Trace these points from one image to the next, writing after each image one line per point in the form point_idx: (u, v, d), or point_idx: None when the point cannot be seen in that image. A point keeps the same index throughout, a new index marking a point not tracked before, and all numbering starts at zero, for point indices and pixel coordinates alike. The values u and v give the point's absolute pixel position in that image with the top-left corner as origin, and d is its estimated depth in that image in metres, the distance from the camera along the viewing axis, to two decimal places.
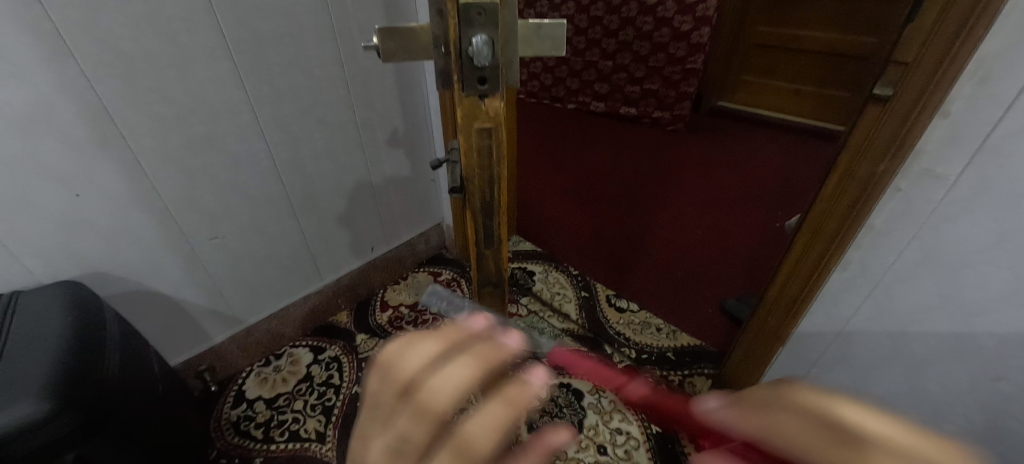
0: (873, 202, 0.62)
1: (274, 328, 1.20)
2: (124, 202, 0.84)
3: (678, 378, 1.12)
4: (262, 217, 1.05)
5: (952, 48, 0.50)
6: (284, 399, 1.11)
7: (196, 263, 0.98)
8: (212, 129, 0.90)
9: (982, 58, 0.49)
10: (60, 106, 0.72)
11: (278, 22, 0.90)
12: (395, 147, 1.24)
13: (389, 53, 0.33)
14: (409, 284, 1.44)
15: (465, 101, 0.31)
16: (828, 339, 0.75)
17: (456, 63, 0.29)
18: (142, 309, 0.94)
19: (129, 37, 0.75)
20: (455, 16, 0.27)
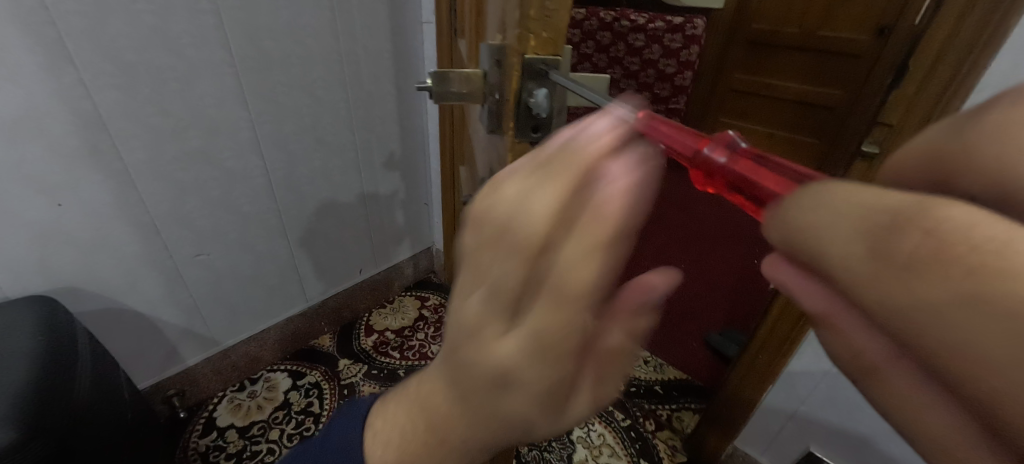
0: None
1: (252, 351, 1.14)
2: (108, 214, 0.80)
3: (666, 413, 1.13)
4: (251, 235, 1.02)
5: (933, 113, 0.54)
6: (259, 428, 1.06)
7: (177, 280, 0.94)
8: (209, 143, 0.87)
9: None
10: (52, 113, 0.70)
11: (288, 43, 0.90)
12: (391, 170, 1.24)
13: (441, 96, 0.34)
14: (396, 309, 1.41)
15: (518, 147, 0.31)
16: (815, 378, 0.74)
17: (512, 112, 0.30)
18: (114, 327, 0.89)
19: (132, 48, 0.73)
20: (520, 70, 0.29)
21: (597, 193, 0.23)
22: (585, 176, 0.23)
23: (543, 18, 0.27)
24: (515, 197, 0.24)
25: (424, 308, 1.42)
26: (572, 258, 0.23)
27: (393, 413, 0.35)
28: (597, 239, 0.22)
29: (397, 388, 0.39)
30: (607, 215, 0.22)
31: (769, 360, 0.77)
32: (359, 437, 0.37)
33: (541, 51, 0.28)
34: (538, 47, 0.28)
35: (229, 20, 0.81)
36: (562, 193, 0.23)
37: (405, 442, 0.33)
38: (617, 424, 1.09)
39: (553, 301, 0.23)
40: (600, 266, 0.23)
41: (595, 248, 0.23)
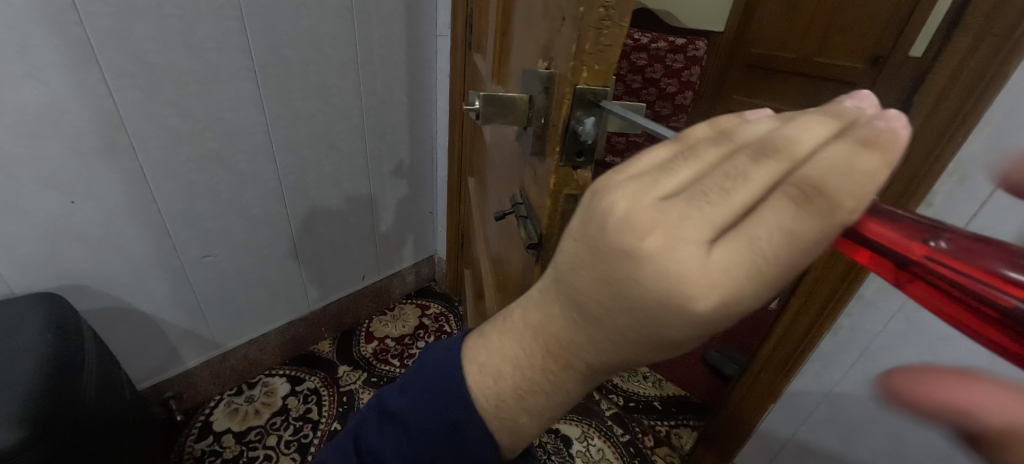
0: (859, 281, 0.62)
1: (252, 355, 1.13)
2: (120, 213, 0.80)
3: (665, 429, 1.14)
4: (258, 238, 1.02)
5: None
6: (256, 433, 1.04)
7: (183, 281, 0.94)
8: (224, 146, 0.88)
9: None
10: (73, 111, 0.70)
11: (308, 50, 0.91)
12: (399, 178, 1.25)
13: (488, 117, 0.37)
14: (396, 316, 1.41)
15: (561, 170, 0.33)
16: (815, 398, 0.74)
17: (560, 137, 0.32)
18: (117, 326, 0.88)
19: (156, 50, 0.74)
20: (571, 99, 0.30)
21: (736, 189, 0.21)
22: (733, 172, 0.22)
23: (597, 52, 0.29)
24: (637, 189, 0.23)
25: (424, 317, 1.42)
26: (704, 259, 0.21)
27: (499, 344, 0.34)
28: (746, 239, 0.21)
29: (496, 317, 0.37)
30: (736, 207, 0.21)
31: (770, 381, 0.77)
32: (462, 374, 0.35)
33: (592, 82, 0.30)
34: (590, 79, 0.30)
35: (252, 26, 0.82)
36: (694, 187, 0.22)
37: (516, 375, 0.32)
38: (616, 439, 1.10)
39: (666, 298, 0.22)
40: (743, 266, 0.21)
41: (741, 249, 0.21)
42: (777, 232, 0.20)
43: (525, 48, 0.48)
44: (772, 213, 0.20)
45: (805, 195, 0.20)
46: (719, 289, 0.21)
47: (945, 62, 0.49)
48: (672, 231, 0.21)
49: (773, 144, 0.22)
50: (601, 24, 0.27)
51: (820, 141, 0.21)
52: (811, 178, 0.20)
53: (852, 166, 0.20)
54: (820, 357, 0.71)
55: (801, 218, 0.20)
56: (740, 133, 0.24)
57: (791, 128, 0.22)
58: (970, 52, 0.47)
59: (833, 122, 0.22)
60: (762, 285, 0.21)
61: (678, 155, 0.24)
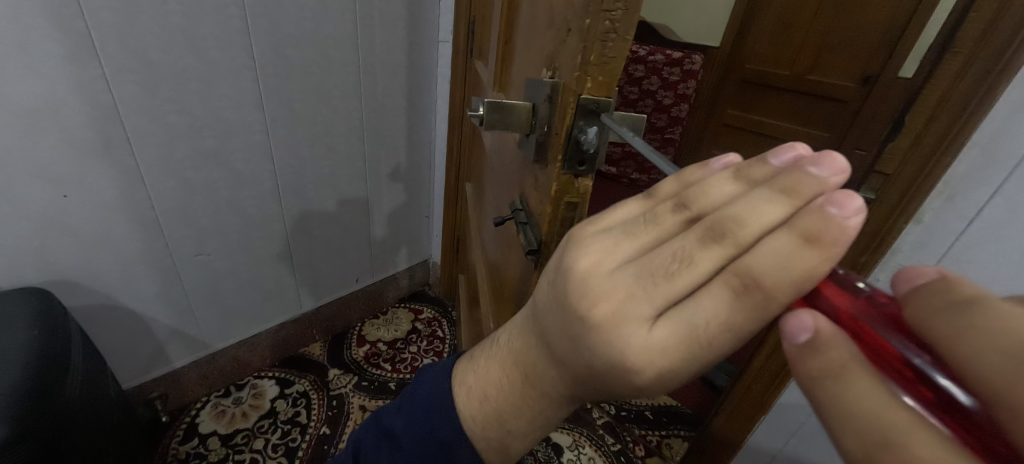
0: None
1: (241, 356, 1.12)
2: (112, 209, 0.79)
3: (656, 439, 1.14)
4: (252, 238, 1.01)
5: (921, 174, 0.53)
6: (243, 436, 1.03)
7: (174, 279, 0.92)
8: (222, 144, 0.88)
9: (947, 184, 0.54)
10: (71, 105, 0.69)
11: (310, 51, 0.92)
12: (396, 182, 1.25)
13: (491, 123, 0.37)
14: (389, 320, 1.40)
15: (563, 177, 0.33)
16: (806, 411, 0.74)
17: (562, 145, 0.32)
18: (105, 324, 0.86)
19: (158, 46, 0.74)
20: (574, 108, 0.31)
21: (680, 273, 0.22)
22: (680, 254, 0.23)
23: (602, 64, 0.29)
24: (604, 250, 0.25)
25: (417, 321, 1.41)
26: (646, 337, 0.23)
27: (485, 368, 0.36)
28: (686, 321, 0.22)
29: (484, 342, 0.39)
30: (679, 290, 0.23)
31: (762, 391, 0.77)
32: (452, 397, 0.37)
33: (596, 92, 0.30)
34: (593, 89, 0.30)
35: (255, 26, 0.82)
36: (646, 258, 0.24)
37: (498, 400, 0.34)
38: (607, 448, 1.10)
39: (614, 362, 0.24)
40: (679, 347, 0.23)
41: (678, 330, 0.22)
42: (715, 321, 0.22)
43: (528, 57, 0.48)
44: (711, 301, 0.22)
45: (745, 287, 0.21)
46: (658, 364, 0.23)
47: (936, 82, 0.50)
48: (620, 311, 0.23)
49: (721, 227, 0.23)
50: (606, 37, 0.28)
51: (763, 229, 0.22)
52: (753, 271, 0.21)
53: (788, 263, 0.20)
54: None
55: (739, 310, 0.22)
56: (702, 200, 0.25)
57: (739, 212, 0.22)
58: (961, 74, 0.48)
59: (778, 203, 0.22)
60: (699, 359, 0.23)
61: (642, 217, 0.26)
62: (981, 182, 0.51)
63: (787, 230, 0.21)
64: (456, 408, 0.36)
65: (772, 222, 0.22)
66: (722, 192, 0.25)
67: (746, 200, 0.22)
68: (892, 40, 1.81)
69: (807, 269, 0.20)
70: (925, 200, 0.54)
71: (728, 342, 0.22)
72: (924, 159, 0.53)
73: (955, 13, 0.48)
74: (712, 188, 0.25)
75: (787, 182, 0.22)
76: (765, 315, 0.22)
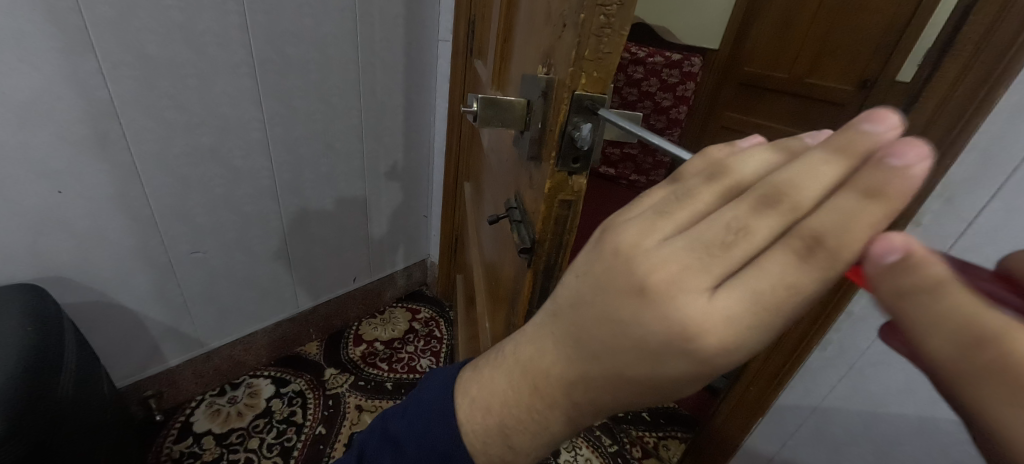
0: (851, 293, 0.61)
1: (237, 355, 1.12)
2: (107, 205, 0.79)
3: (653, 440, 1.14)
4: (249, 236, 1.01)
5: (924, 170, 0.52)
6: (238, 435, 1.02)
7: (169, 276, 0.92)
8: (219, 141, 0.87)
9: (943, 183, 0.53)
10: (66, 99, 0.69)
11: (308, 49, 0.91)
12: (395, 180, 1.24)
13: (485, 119, 0.37)
14: (386, 320, 1.40)
15: (557, 175, 0.33)
16: (802, 413, 0.74)
17: (556, 142, 0.32)
18: (99, 322, 0.86)
19: (155, 42, 0.74)
20: (569, 104, 0.31)
21: (739, 242, 0.22)
22: (734, 224, 0.23)
23: (596, 59, 0.29)
24: (644, 228, 0.25)
25: (415, 321, 1.41)
26: (710, 305, 0.22)
27: (489, 380, 0.34)
28: (754, 288, 0.22)
29: (490, 351, 0.37)
30: (738, 259, 0.22)
31: (758, 394, 0.77)
32: (453, 410, 0.37)
33: (590, 89, 0.30)
34: (588, 85, 0.30)
35: (254, 23, 0.82)
36: (699, 229, 0.23)
37: (503, 413, 0.33)
38: (604, 449, 1.09)
39: (671, 340, 0.23)
40: (749, 314, 0.22)
41: (746, 295, 0.22)
42: (781, 284, 0.22)
43: (526, 54, 0.48)
44: (779, 263, 0.22)
45: (812, 250, 0.21)
46: (723, 333, 0.22)
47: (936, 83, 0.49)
48: (679, 281, 0.22)
49: (778, 193, 0.23)
50: (601, 32, 0.28)
51: (822, 190, 0.22)
52: (820, 233, 0.21)
53: (852, 221, 0.21)
54: (807, 372, 0.71)
55: (807, 272, 0.21)
56: (737, 173, 0.25)
57: (791, 179, 0.23)
58: (959, 76, 0.48)
59: (835, 164, 0.22)
60: (765, 325, 0.22)
61: (675, 195, 0.26)
62: (980, 185, 0.51)
63: (850, 188, 0.21)
64: (458, 417, 0.36)
65: (829, 187, 0.22)
66: (758, 164, 0.25)
67: (802, 163, 0.23)
68: (890, 45, 1.82)
69: (873, 224, 0.21)
70: (924, 204, 0.54)
71: (788, 309, 0.22)
72: (922, 160, 0.52)
73: (955, 11, 0.48)
74: (748, 160, 0.25)
75: (842, 140, 0.22)
76: (827, 279, 0.22)
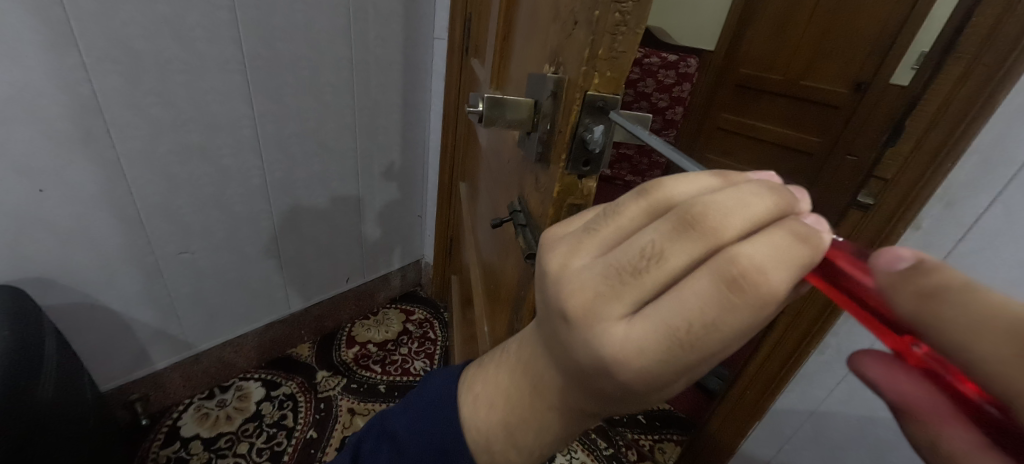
0: None
1: (227, 357, 1.09)
2: (92, 204, 0.76)
3: (648, 443, 1.13)
4: (239, 236, 0.98)
5: (926, 174, 0.52)
6: (227, 440, 0.99)
7: (156, 278, 0.89)
8: (208, 139, 0.85)
9: (950, 185, 0.51)
10: (47, 94, 0.66)
11: (300, 45, 0.89)
12: (389, 180, 1.22)
13: (492, 120, 0.36)
14: (379, 321, 1.38)
15: (566, 178, 0.32)
16: (800, 417, 0.73)
17: (567, 144, 0.31)
18: (83, 324, 0.83)
19: (141, 36, 0.71)
20: (581, 104, 0.29)
21: (652, 269, 0.21)
22: (649, 250, 0.22)
23: (611, 58, 0.28)
24: (574, 248, 0.25)
25: (409, 322, 1.39)
26: (621, 336, 0.22)
27: (494, 377, 0.34)
28: (664, 317, 0.21)
29: (494, 351, 0.37)
30: (651, 287, 0.21)
31: (755, 398, 0.76)
32: (456, 405, 0.36)
33: (603, 88, 0.29)
34: (601, 85, 0.29)
35: (244, 17, 0.80)
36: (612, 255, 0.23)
37: (503, 411, 0.32)
38: (599, 452, 1.09)
39: (592, 363, 0.23)
40: (659, 347, 0.21)
41: (652, 327, 0.21)
42: (694, 319, 0.20)
43: (528, 54, 0.47)
44: (691, 294, 0.20)
45: (732, 278, 0.19)
46: (639, 363, 0.21)
47: (938, 87, 0.49)
48: (591, 310, 0.22)
49: (693, 219, 0.21)
50: (616, 30, 0.27)
51: (746, 219, 0.20)
52: (738, 263, 0.19)
53: (782, 255, 0.19)
54: (804, 376, 0.70)
55: (725, 306, 0.20)
56: (673, 191, 0.24)
57: (712, 199, 0.21)
58: (962, 79, 0.47)
59: (757, 195, 0.21)
60: (687, 361, 0.21)
61: (613, 212, 0.25)
62: (983, 187, 0.49)
63: (777, 228, 0.20)
64: (460, 407, 0.36)
65: (756, 213, 0.21)
66: (698, 184, 0.24)
67: (721, 189, 0.21)
68: (885, 47, 1.84)
69: (799, 256, 0.20)
70: (923, 208, 0.53)
71: (718, 348, 0.21)
72: (924, 166, 0.51)
73: (957, 16, 0.47)
74: (689, 182, 0.24)
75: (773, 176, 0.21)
76: (754, 314, 0.20)
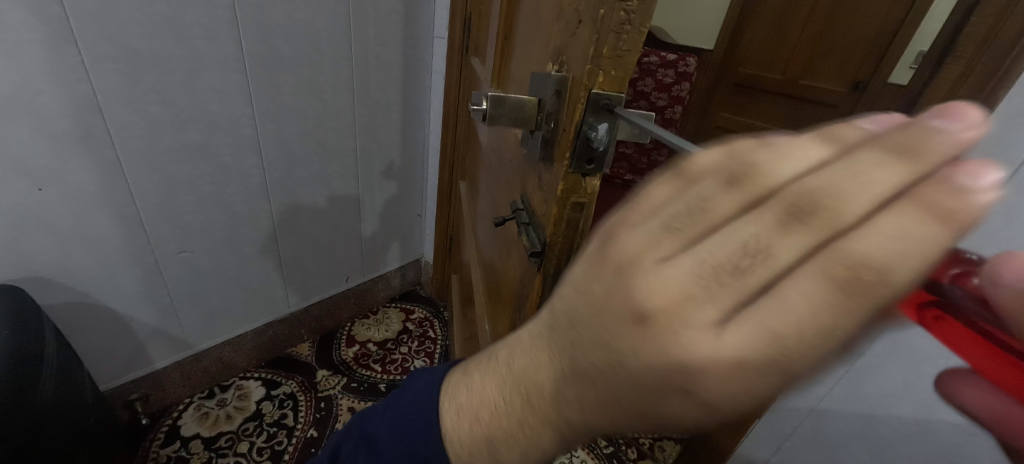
0: None
1: (226, 357, 1.09)
2: (91, 203, 0.76)
3: (649, 441, 1.13)
4: (239, 235, 0.98)
5: None
6: (227, 439, 0.99)
7: (156, 277, 0.89)
8: (208, 138, 0.85)
9: None
10: (46, 93, 0.66)
11: (300, 44, 0.89)
12: (389, 179, 1.22)
13: (495, 118, 0.36)
14: (379, 320, 1.38)
15: (570, 177, 0.32)
16: (799, 415, 0.74)
17: (571, 142, 0.31)
18: (83, 324, 0.83)
19: (140, 35, 0.71)
20: (585, 103, 0.29)
21: (755, 267, 0.19)
22: (755, 244, 0.19)
23: (616, 57, 0.28)
24: (648, 241, 0.21)
25: (409, 321, 1.39)
26: (711, 349, 0.19)
27: (480, 387, 0.32)
28: (773, 323, 0.18)
29: (481, 354, 0.35)
30: (753, 285, 0.19)
31: None
32: (437, 411, 0.35)
33: (608, 87, 0.29)
34: (606, 83, 0.29)
35: (243, 16, 0.80)
36: (707, 247, 0.19)
37: (490, 425, 0.30)
38: (600, 451, 1.09)
39: (673, 376, 0.20)
40: (760, 356, 0.18)
41: (756, 335, 0.18)
42: (811, 325, 0.18)
43: (530, 54, 0.47)
44: (810, 295, 0.18)
45: (856, 279, 0.17)
46: (733, 375, 0.19)
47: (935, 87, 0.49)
48: (675, 320, 0.19)
49: (814, 205, 0.18)
50: (621, 28, 0.27)
51: (869, 204, 0.18)
52: (870, 258, 0.17)
53: (909, 247, 0.17)
54: None
55: (845, 307, 0.18)
56: (774, 173, 0.20)
57: (837, 181, 0.18)
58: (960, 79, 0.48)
59: (890, 169, 0.18)
60: (787, 370, 0.19)
61: (692, 198, 0.21)
62: None
63: (911, 201, 0.17)
64: (442, 426, 0.34)
65: (880, 197, 0.18)
66: (801, 160, 0.20)
67: (844, 166, 0.18)
68: (881, 47, 1.85)
69: (934, 245, 0.17)
70: None
71: (819, 354, 0.19)
72: None
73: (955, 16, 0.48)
74: (788, 158, 0.20)
75: (905, 140, 0.18)
76: (869, 314, 0.18)
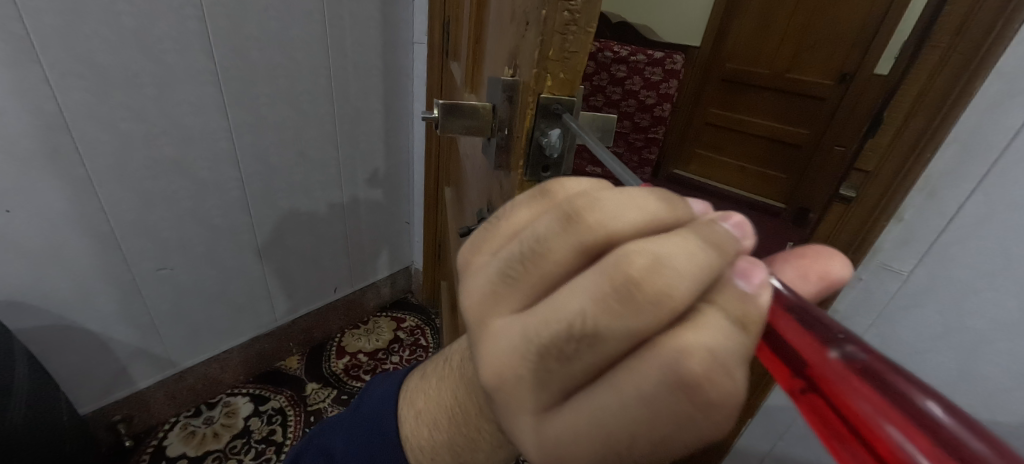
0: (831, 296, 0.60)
1: (212, 373, 1.07)
2: (63, 223, 0.74)
3: None
4: (220, 250, 0.96)
5: (906, 164, 0.50)
6: (214, 458, 0.98)
7: (134, 295, 0.88)
8: (182, 153, 0.83)
9: (930, 175, 0.49)
10: (9, 112, 0.65)
11: (275, 54, 0.88)
12: (373, 187, 1.21)
13: (448, 127, 0.35)
14: (370, 330, 1.36)
15: (527, 186, 0.31)
16: (792, 414, 0.73)
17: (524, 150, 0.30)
18: (60, 346, 0.81)
19: (105, 50, 0.69)
20: (535, 109, 0.28)
21: (578, 354, 0.18)
22: (579, 331, 0.18)
23: (563, 59, 0.27)
24: (491, 300, 0.21)
25: (400, 330, 1.37)
26: (546, 429, 0.21)
27: (435, 391, 0.33)
28: (599, 415, 0.19)
29: (437, 359, 0.37)
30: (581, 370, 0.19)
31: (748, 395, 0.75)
32: (396, 418, 0.36)
33: (557, 91, 0.28)
34: (554, 87, 0.28)
35: (213, 27, 0.78)
36: (537, 328, 0.19)
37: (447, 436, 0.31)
38: None
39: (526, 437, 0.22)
40: (592, 444, 0.19)
41: (584, 425, 0.19)
42: (634, 416, 0.18)
43: (495, 57, 0.46)
44: (630, 389, 0.18)
45: (678, 378, 0.17)
46: (568, 453, 0.20)
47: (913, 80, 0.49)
48: (509, 391, 0.21)
49: (634, 287, 0.17)
50: (566, 29, 0.25)
51: (695, 285, 0.17)
52: (680, 357, 0.17)
53: (721, 356, 0.17)
54: None
55: (670, 405, 0.17)
56: (607, 223, 0.19)
57: (660, 258, 0.17)
58: (939, 67, 0.47)
59: (708, 255, 0.18)
60: (626, 453, 0.19)
61: (529, 246, 0.20)
62: (963, 177, 0.47)
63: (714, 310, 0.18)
64: (399, 431, 0.35)
65: (704, 280, 0.18)
66: (638, 210, 0.19)
67: (672, 245, 0.18)
68: (867, 39, 1.85)
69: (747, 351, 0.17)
70: (904, 198, 0.51)
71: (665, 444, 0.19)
72: (903, 157, 0.51)
73: None
74: (622, 207, 0.19)
75: (712, 238, 0.19)
76: (691, 420, 0.18)
